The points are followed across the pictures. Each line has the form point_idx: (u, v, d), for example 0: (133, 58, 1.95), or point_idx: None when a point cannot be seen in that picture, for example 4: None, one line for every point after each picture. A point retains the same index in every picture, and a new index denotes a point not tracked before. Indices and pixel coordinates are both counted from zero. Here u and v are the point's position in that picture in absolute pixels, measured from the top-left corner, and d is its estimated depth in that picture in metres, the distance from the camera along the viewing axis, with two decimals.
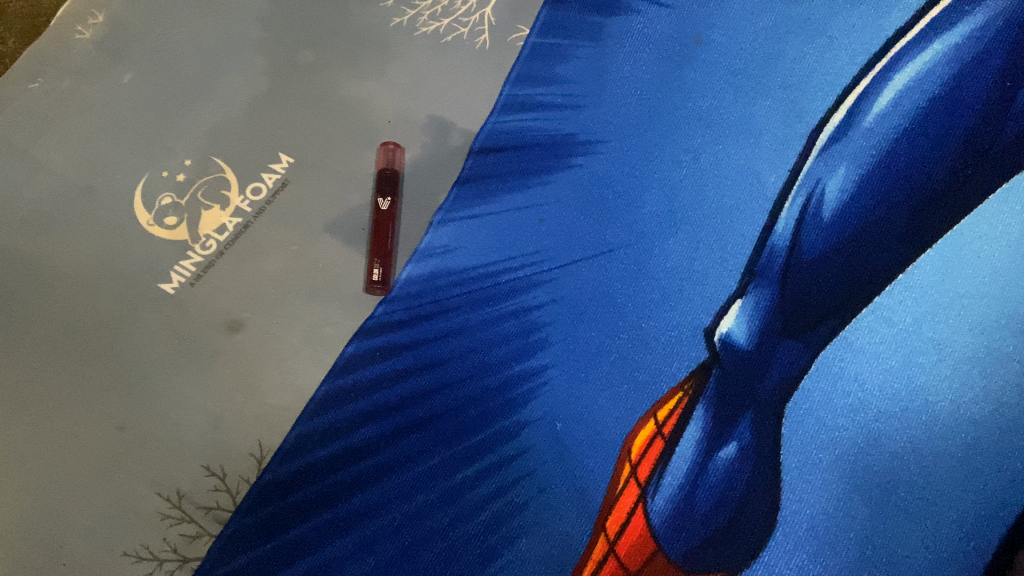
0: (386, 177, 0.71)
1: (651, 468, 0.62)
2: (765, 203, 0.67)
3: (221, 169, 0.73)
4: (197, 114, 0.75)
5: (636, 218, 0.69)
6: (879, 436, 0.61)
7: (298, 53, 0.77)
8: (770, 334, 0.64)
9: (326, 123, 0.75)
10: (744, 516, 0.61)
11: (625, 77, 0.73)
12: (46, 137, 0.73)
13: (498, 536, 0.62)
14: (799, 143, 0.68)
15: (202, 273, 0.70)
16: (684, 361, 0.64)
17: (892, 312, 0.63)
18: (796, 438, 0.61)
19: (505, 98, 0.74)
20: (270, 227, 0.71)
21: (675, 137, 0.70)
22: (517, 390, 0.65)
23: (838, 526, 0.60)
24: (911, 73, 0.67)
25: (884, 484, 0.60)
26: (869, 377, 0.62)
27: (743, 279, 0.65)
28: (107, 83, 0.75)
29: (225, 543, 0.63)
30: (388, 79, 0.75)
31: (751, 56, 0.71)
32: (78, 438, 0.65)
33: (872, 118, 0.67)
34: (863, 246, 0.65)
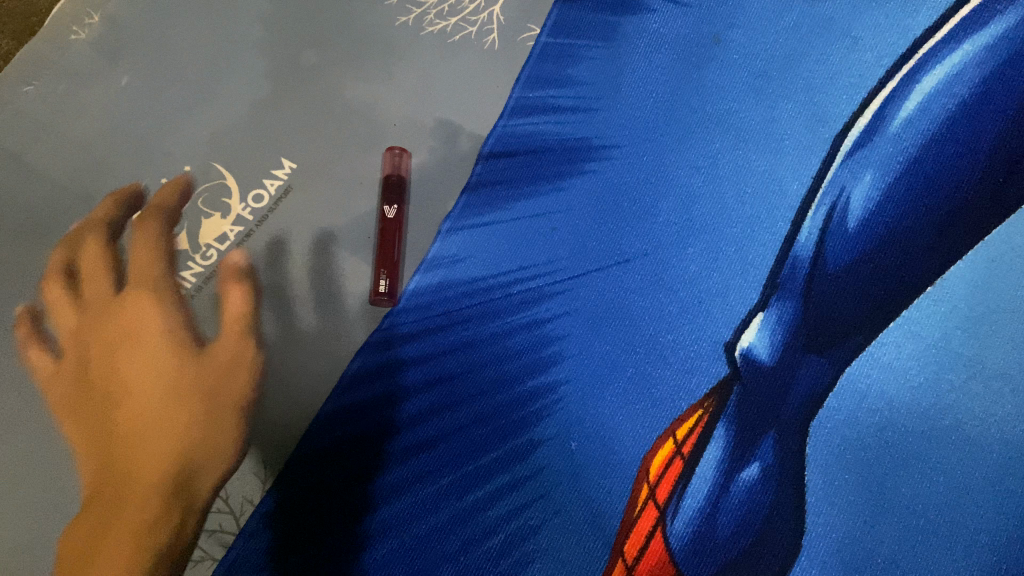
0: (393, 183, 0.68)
1: (670, 489, 0.60)
2: (787, 212, 0.64)
3: (222, 176, 0.71)
4: (197, 118, 0.72)
5: (652, 227, 0.66)
6: (907, 456, 0.59)
7: (301, 54, 0.74)
8: (793, 349, 0.61)
9: (331, 127, 0.72)
10: (766, 541, 0.58)
11: (640, 78, 0.70)
12: (44, 143, 0.71)
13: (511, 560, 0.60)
14: (823, 149, 0.65)
15: (202, 284, 0.67)
16: (704, 377, 0.62)
17: (921, 326, 0.60)
18: (820, 459, 0.59)
19: (514, 100, 0.72)
20: (273, 237, 0.69)
21: (692, 142, 0.67)
22: (530, 408, 0.63)
23: (865, 550, 0.57)
24: (940, 76, 0.64)
25: (912, 507, 0.58)
26: (897, 395, 0.59)
27: (765, 292, 0.63)
28: (105, 86, 0.73)
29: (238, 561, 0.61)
30: (394, 81, 0.73)
31: (772, 58, 0.68)
32: (77, 458, 0.63)
33: (898, 123, 0.64)
34: (891, 256, 0.62)
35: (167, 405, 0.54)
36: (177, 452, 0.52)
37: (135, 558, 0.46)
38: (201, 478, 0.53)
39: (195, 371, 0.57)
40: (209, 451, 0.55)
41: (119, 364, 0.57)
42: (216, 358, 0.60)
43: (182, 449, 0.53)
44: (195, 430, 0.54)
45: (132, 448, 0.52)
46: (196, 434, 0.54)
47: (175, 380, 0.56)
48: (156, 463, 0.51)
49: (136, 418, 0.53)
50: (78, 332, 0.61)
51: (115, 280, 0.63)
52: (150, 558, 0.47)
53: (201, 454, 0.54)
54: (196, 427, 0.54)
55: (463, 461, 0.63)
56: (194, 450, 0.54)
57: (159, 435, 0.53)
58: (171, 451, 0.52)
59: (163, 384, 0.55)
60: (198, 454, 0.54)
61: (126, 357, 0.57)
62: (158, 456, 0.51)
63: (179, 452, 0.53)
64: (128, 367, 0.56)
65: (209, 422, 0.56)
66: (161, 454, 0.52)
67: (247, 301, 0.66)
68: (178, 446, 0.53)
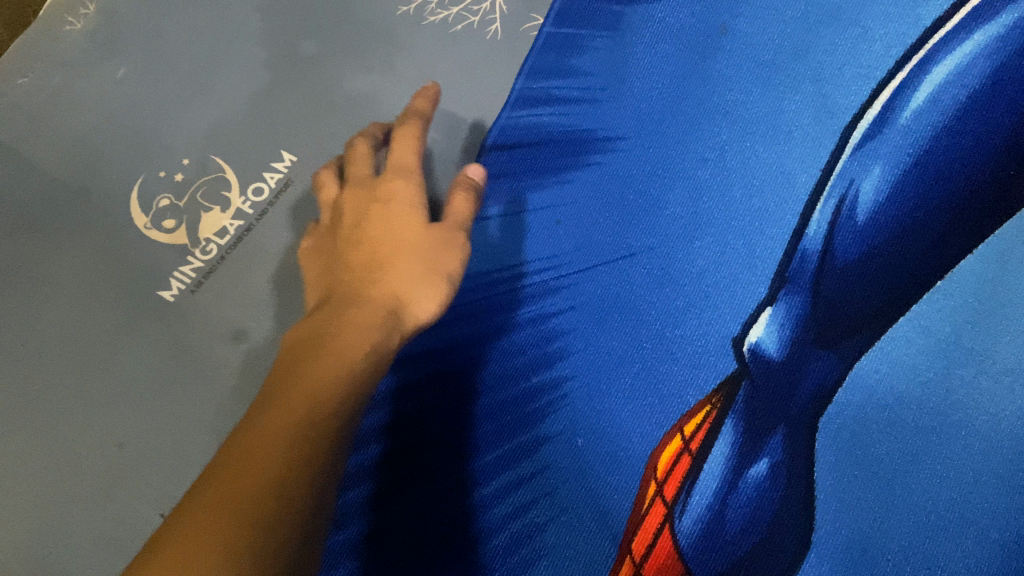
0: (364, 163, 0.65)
1: (677, 486, 0.60)
2: (796, 205, 0.64)
3: (221, 169, 0.70)
4: (195, 109, 0.71)
5: (659, 220, 0.65)
6: (918, 452, 0.58)
7: (300, 44, 0.73)
8: (801, 344, 0.61)
9: (331, 119, 0.71)
10: (776, 537, 0.57)
11: (645, 69, 0.69)
12: (39, 135, 0.70)
13: (518, 557, 0.59)
14: (831, 141, 0.64)
15: (203, 279, 0.67)
16: (712, 372, 0.61)
17: (929, 320, 0.59)
18: (829, 456, 0.58)
19: (518, 92, 0.71)
20: (274, 232, 0.68)
21: (698, 133, 0.66)
22: (535, 403, 0.63)
23: (875, 547, 0.56)
24: (951, 66, 0.63)
25: (922, 503, 0.56)
26: (907, 390, 0.59)
27: (773, 286, 0.62)
28: (102, 78, 0.72)
29: None
30: (396, 72, 0.72)
31: (780, 48, 0.67)
32: (76, 455, 0.62)
33: (908, 114, 0.63)
34: (900, 250, 0.61)
35: (427, 269, 0.57)
36: (382, 322, 0.53)
37: (274, 484, 0.39)
38: (350, 406, 0.47)
39: (437, 256, 0.59)
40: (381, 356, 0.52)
41: (373, 250, 0.58)
42: (437, 233, 0.60)
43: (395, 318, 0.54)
44: (364, 350, 0.50)
45: (382, 301, 0.55)
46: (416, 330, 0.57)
47: (433, 243, 0.59)
48: (295, 419, 0.44)
49: (399, 275, 0.56)
50: (333, 213, 0.63)
51: (367, 170, 0.65)
52: (291, 486, 0.40)
53: (371, 372, 0.50)
54: (363, 372, 0.49)
55: (468, 457, 0.62)
56: (367, 358, 0.50)
57: (416, 309, 0.56)
58: (336, 390, 0.47)
59: (343, 350, 0.50)
60: (403, 317, 0.55)
61: (376, 229, 0.59)
62: (318, 390, 0.46)
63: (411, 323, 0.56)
64: (378, 251, 0.58)
65: (361, 336, 0.51)
66: (317, 394, 0.46)
67: (472, 201, 0.64)
68: (354, 362, 0.49)
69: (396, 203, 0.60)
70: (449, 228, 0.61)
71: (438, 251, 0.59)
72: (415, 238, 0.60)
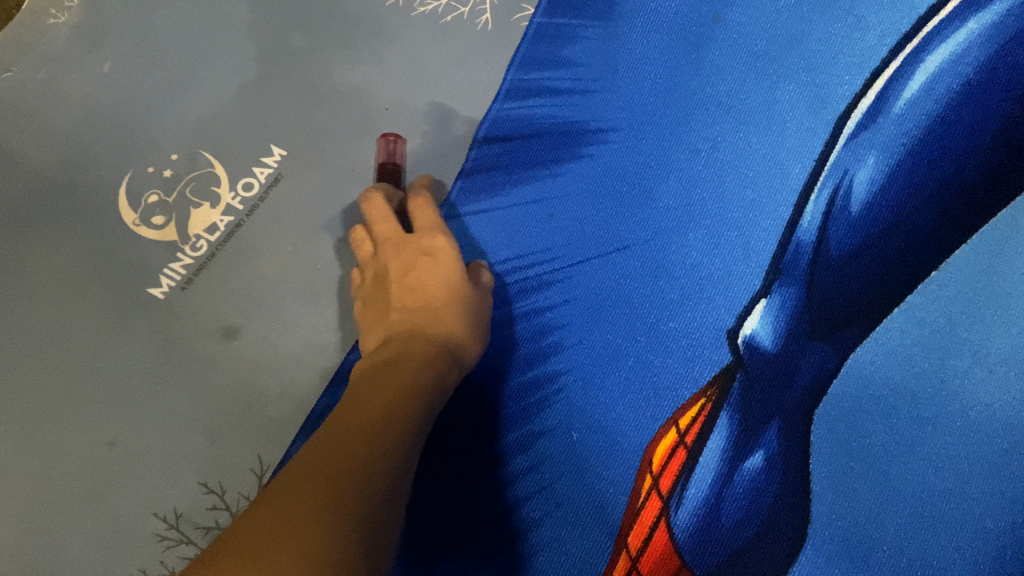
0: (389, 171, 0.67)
1: (673, 479, 0.59)
2: (790, 195, 0.63)
3: (209, 164, 0.69)
4: (183, 104, 0.71)
5: (652, 212, 0.65)
6: (913, 443, 0.58)
7: (289, 36, 0.72)
8: (797, 336, 0.60)
9: (321, 112, 0.70)
10: (772, 531, 0.57)
11: (638, 59, 0.68)
12: (23, 132, 0.69)
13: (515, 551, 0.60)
14: (825, 131, 0.63)
15: (193, 276, 0.66)
16: (706, 365, 0.61)
17: (924, 311, 0.59)
18: (824, 448, 0.58)
19: (509, 83, 0.70)
20: (264, 227, 0.68)
21: (691, 124, 0.66)
22: (530, 398, 0.63)
23: (871, 539, 0.57)
24: (945, 55, 0.62)
25: (917, 494, 0.57)
26: (901, 381, 0.59)
27: (767, 277, 0.62)
28: (88, 73, 0.71)
29: None
30: (386, 64, 0.71)
31: (773, 37, 0.66)
32: (68, 454, 0.62)
33: (902, 103, 0.62)
34: (895, 241, 0.61)
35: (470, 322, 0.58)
36: (444, 358, 0.54)
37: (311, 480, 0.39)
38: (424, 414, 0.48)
39: (481, 314, 0.60)
40: (446, 384, 0.53)
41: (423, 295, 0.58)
42: (481, 298, 0.61)
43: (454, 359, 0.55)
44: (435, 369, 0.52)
45: (445, 341, 0.56)
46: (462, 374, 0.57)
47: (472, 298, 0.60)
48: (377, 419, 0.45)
49: (454, 323, 0.57)
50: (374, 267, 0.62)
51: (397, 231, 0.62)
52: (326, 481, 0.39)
53: (439, 385, 0.52)
54: (434, 385, 0.51)
55: (466, 451, 0.62)
56: (435, 378, 0.51)
57: (467, 348, 0.57)
58: (411, 399, 0.48)
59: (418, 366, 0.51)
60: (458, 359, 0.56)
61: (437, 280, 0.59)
62: (395, 397, 0.48)
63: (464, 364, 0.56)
64: (432, 296, 0.58)
65: (432, 359, 0.53)
66: (396, 401, 0.47)
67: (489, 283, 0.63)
68: (425, 374, 0.51)
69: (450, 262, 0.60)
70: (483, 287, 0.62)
71: (482, 311, 0.60)
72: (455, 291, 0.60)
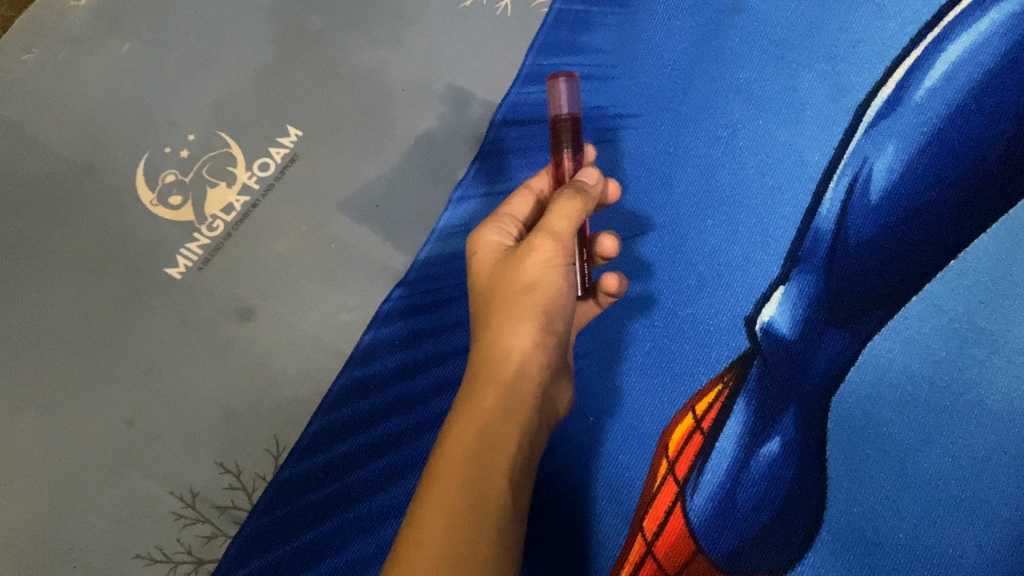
0: (564, 131, 0.53)
1: (690, 464, 0.60)
2: (809, 182, 0.63)
3: (226, 144, 0.69)
4: (200, 84, 0.71)
5: (670, 198, 0.65)
6: (931, 431, 0.58)
7: (307, 19, 0.72)
8: (815, 323, 0.61)
9: (337, 94, 0.71)
10: (788, 517, 0.57)
11: (657, 45, 0.68)
12: (43, 112, 0.70)
13: (536, 529, 0.60)
14: (845, 120, 0.64)
15: (210, 256, 0.67)
16: (724, 351, 0.61)
17: (943, 300, 0.59)
18: (841, 434, 0.58)
19: (528, 67, 0.70)
20: (281, 208, 0.68)
21: (710, 111, 0.66)
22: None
23: (887, 526, 0.56)
24: (966, 44, 0.62)
25: (935, 483, 0.57)
26: (919, 369, 0.58)
27: (786, 264, 0.62)
28: (105, 54, 0.71)
29: (324, 504, 0.62)
30: (403, 47, 0.72)
31: (793, 24, 0.66)
32: (85, 432, 0.62)
33: (923, 92, 0.62)
34: (915, 229, 0.61)
35: (503, 324, 0.47)
36: (485, 392, 0.44)
37: None
38: (495, 477, 0.41)
39: (513, 312, 0.47)
40: (490, 421, 0.43)
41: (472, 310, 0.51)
42: (514, 288, 0.47)
43: (500, 378, 0.45)
44: (490, 407, 0.44)
45: (482, 376, 0.45)
46: (545, 367, 0.48)
47: (497, 293, 0.48)
48: (446, 515, 0.39)
49: (487, 341, 0.47)
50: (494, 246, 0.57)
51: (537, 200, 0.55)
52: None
53: (482, 434, 0.42)
54: (493, 433, 0.43)
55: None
56: (478, 424, 0.43)
57: (501, 366, 0.46)
58: (465, 478, 0.40)
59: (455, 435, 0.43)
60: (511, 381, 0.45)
61: (481, 282, 0.50)
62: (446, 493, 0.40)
63: (525, 366, 0.46)
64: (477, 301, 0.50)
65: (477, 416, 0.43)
66: (448, 495, 0.40)
67: (575, 210, 0.48)
68: (461, 434, 0.43)
69: (485, 261, 0.50)
70: (519, 252, 0.48)
71: (516, 303, 0.47)
72: (496, 275, 0.49)
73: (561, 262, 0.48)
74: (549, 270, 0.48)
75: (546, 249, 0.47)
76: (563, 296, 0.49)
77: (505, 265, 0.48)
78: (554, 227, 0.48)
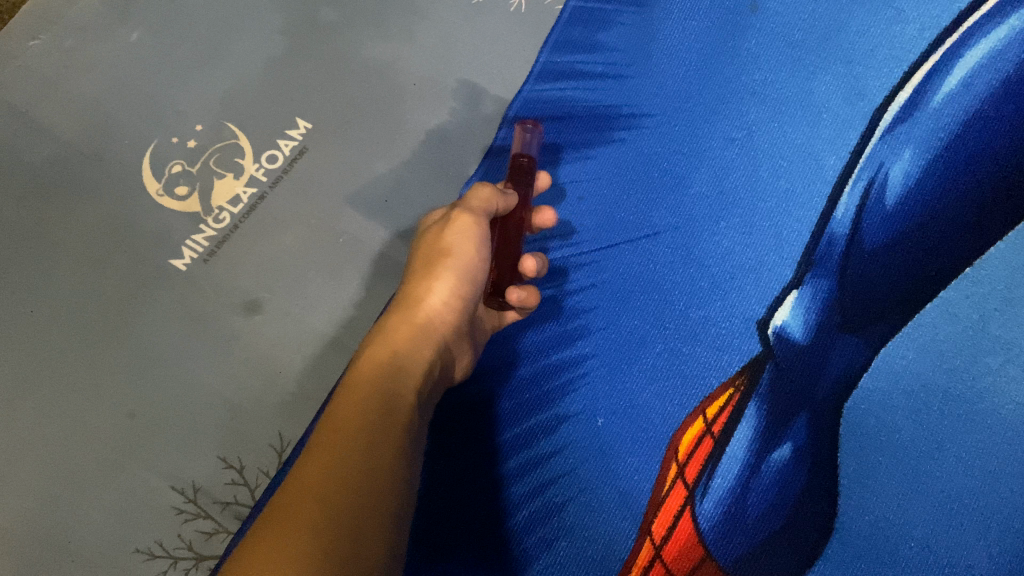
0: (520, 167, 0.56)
1: (699, 469, 0.59)
2: (824, 186, 0.63)
3: (234, 135, 0.68)
4: (210, 75, 0.70)
5: (684, 199, 0.64)
6: (944, 440, 0.57)
7: (319, 11, 0.72)
8: (828, 328, 0.60)
9: (348, 88, 0.70)
10: (798, 522, 0.57)
11: (672, 45, 0.68)
12: (49, 99, 0.69)
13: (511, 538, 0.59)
14: (862, 124, 0.63)
15: (216, 249, 0.66)
16: (736, 355, 0.60)
17: (957, 308, 0.58)
18: (854, 441, 0.58)
19: (541, 65, 0.70)
20: (289, 201, 0.67)
21: (725, 112, 0.65)
22: (503, 405, 0.62)
23: (898, 534, 0.56)
24: (985, 51, 0.62)
25: (947, 491, 0.56)
26: (932, 377, 0.58)
27: (799, 269, 0.61)
28: (114, 42, 0.70)
29: None
30: (416, 40, 0.71)
31: (811, 27, 0.65)
32: (86, 424, 0.61)
33: (940, 98, 0.62)
34: (930, 235, 0.60)
35: (421, 275, 0.52)
36: (415, 324, 0.51)
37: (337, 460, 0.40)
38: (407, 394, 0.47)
39: (433, 269, 0.52)
40: (416, 346, 0.50)
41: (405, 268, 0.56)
42: (435, 249, 0.52)
43: (416, 318, 0.51)
44: (413, 338, 0.50)
45: (400, 313, 0.51)
46: (454, 319, 0.53)
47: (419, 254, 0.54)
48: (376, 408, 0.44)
49: (410, 287, 0.52)
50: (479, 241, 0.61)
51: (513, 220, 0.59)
52: (351, 457, 0.41)
53: (410, 354, 0.49)
54: (373, 413, 0.44)
55: (437, 460, 0.61)
56: (407, 344, 0.50)
57: (418, 327, 0.51)
58: (384, 386, 0.46)
59: (356, 381, 0.46)
60: (407, 358, 0.49)
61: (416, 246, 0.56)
62: (355, 403, 0.44)
63: (442, 312, 0.52)
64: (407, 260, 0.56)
65: (364, 408, 0.44)
66: (368, 393, 0.45)
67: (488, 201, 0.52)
68: (393, 349, 0.49)
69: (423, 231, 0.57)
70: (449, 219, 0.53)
71: (437, 263, 0.52)
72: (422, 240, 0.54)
73: (478, 231, 0.52)
74: (481, 253, 0.53)
75: (469, 218, 0.52)
76: (482, 263, 0.53)
77: (431, 233, 0.54)
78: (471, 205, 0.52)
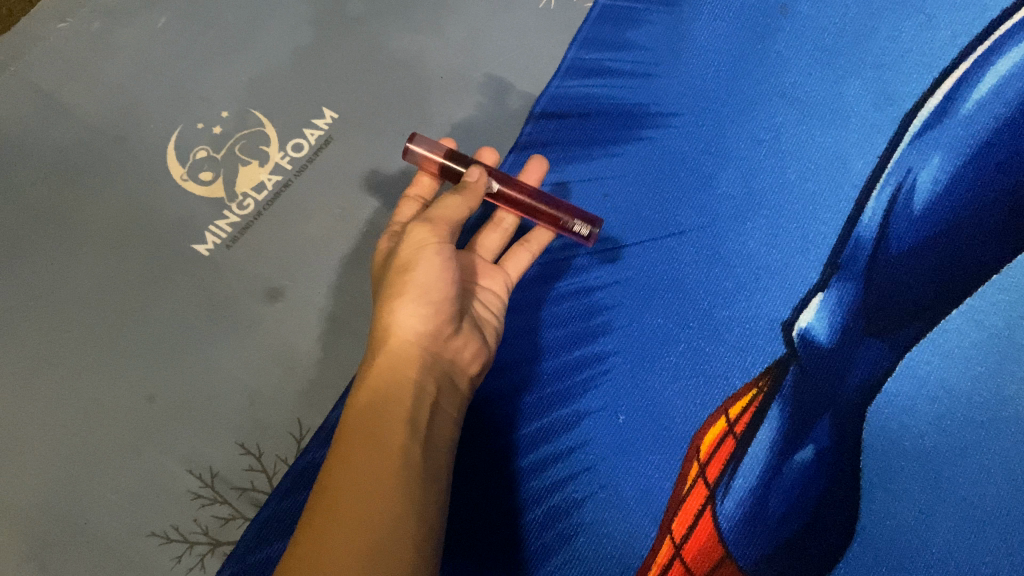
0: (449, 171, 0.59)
1: (720, 469, 0.58)
2: (851, 190, 0.63)
3: (260, 123, 0.68)
4: (237, 62, 0.70)
5: (710, 199, 0.64)
6: (968, 446, 0.56)
7: (348, 3, 0.72)
8: (852, 332, 0.60)
9: (376, 78, 0.70)
10: (820, 526, 0.56)
11: (703, 45, 0.68)
12: (75, 82, 0.68)
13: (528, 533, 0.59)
14: (890, 128, 0.63)
15: (239, 235, 0.65)
16: (759, 356, 0.60)
17: (983, 315, 0.58)
18: (878, 445, 0.57)
19: (569, 61, 0.70)
20: (312, 189, 0.67)
21: (753, 113, 0.65)
22: (525, 399, 0.62)
23: (919, 541, 0.55)
24: (1016, 59, 0.62)
25: (969, 498, 0.56)
26: (957, 384, 0.57)
27: (825, 271, 0.61)
28: (141, 28, 0.70)
29: None
30: (444, 34, 0.71)
31: (841, 31, 0.66)
32: (103, 406, 0.61)
33: (970, 105, 0.62)
34: (957, 241, 0.60)
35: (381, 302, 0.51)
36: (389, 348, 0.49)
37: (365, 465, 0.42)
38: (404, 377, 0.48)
39: (398, 292, 0.50)
40: (395, 364, 0.48)
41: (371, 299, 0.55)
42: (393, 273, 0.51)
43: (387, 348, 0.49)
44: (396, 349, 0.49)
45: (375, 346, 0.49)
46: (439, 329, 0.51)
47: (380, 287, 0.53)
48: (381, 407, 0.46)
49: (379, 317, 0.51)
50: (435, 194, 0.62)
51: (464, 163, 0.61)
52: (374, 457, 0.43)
53: (396, 356, 0.49)
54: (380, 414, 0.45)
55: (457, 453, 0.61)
56: (389, 354, 0.49)
57: (399, 351, 0.49)
58: (382, 384, 0.47)
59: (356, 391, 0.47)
60: (395, 372, 0.48)
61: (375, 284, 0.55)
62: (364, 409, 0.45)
63: (417, 331, 0.50)
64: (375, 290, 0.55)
65: (365, 419, 0.45)
66: (370, 398, 0.46)
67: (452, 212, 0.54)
68: (383, 356, 0.49)
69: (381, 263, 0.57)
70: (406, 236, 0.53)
71: (400, 284, 0.50)
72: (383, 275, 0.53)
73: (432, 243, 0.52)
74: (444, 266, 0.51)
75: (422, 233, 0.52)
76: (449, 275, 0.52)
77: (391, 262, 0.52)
78: (434, 217, 0.53)
